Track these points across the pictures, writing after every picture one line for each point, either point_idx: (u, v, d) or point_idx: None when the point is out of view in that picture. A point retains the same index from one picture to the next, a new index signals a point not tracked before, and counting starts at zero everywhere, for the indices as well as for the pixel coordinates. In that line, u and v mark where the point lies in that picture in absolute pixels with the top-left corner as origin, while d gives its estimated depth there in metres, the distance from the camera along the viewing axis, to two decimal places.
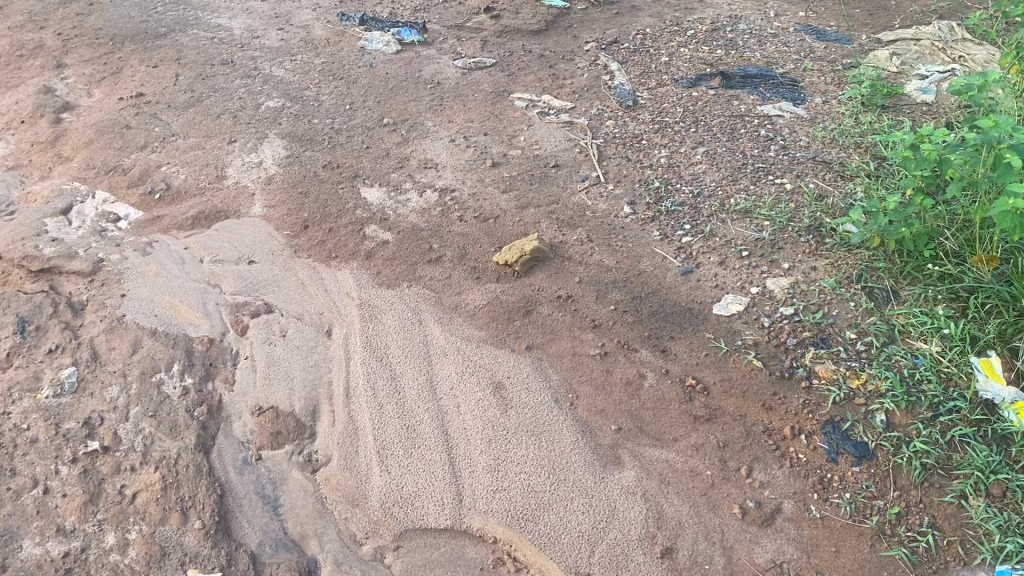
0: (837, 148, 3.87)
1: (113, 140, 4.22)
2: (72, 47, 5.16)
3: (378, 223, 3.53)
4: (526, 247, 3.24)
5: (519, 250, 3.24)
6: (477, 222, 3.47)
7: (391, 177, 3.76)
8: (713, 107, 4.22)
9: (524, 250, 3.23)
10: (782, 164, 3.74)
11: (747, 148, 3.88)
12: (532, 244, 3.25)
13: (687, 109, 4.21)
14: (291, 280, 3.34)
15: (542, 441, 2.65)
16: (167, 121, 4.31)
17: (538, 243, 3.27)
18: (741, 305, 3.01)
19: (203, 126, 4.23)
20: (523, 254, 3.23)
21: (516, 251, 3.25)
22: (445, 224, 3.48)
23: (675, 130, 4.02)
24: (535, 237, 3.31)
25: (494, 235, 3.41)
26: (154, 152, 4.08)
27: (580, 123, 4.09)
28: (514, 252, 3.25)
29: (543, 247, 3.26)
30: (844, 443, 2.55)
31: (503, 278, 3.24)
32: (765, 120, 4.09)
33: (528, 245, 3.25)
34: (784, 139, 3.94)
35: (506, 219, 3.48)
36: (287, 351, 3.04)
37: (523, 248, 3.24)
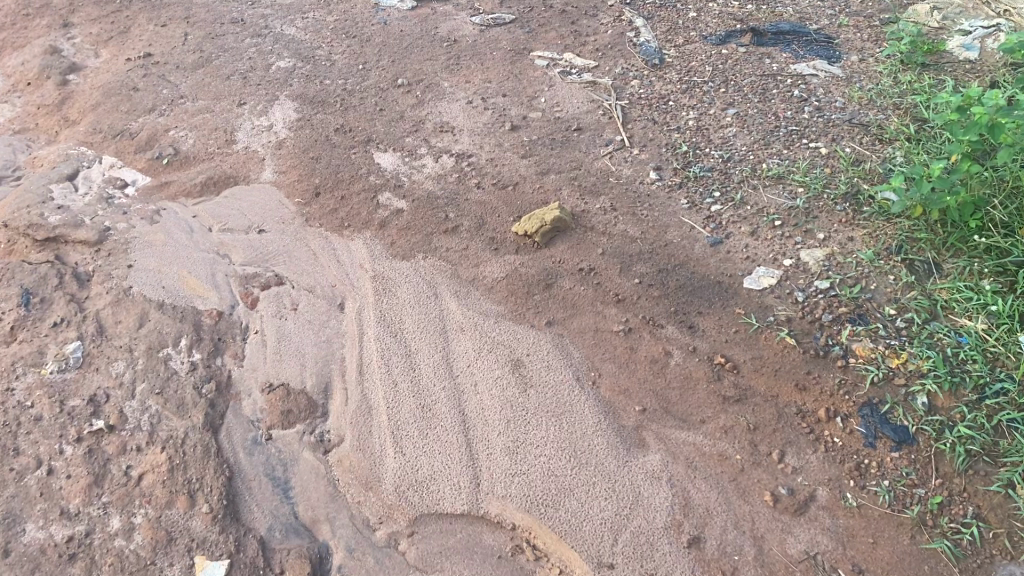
0: (875, 109, 3.68)
1: (119, 103, 4.09)
2: (79, 5, 5.01)
3: (393, 190, 3.39)
4: (546, 216, 3.09)
5: (539, 219, 3.09)
6: (496, 190, 3.33)
7: (405, 141, 3.61)
8: (744, 66, 4.01)
9: (544, 219, 3.08)
10: (816, 127, 3.56)
11: (780, 109, 3.68)
12: (552, 212, 3.10)
13: (716, 67, 4.00)
14: (303, 251, 3.23)
15: (563, 423, 2.53)
16: (175, 82, 4.16)
17: (559, 211, 3.11)
18: (773, 279, 2.85)
19: (212, 89, 4.08)
20: (543, 224, 3.08)
21: (536, 220, 3.10)
22: (462, 192, 3.34)
23: (703, 90, 3.82)
24: (556, 206, 3.15)
25: (514, 204, 3.26)
26: (162, 116, 3.94)
27: (603, 82, 3.90)
28: (534, 222, 3.10)
29: (564, 216, 3.11)
30: (882, 427, 2.41)
31: (523, 250, 3.11)
32: (798, 80, 3.89)
33: (548, 214, 3.09)
34: (818, 101, 3.74)
35: (525, 186, 3.33)
36: (298, 325, 2.93)
37: (543, 218, 3.09)
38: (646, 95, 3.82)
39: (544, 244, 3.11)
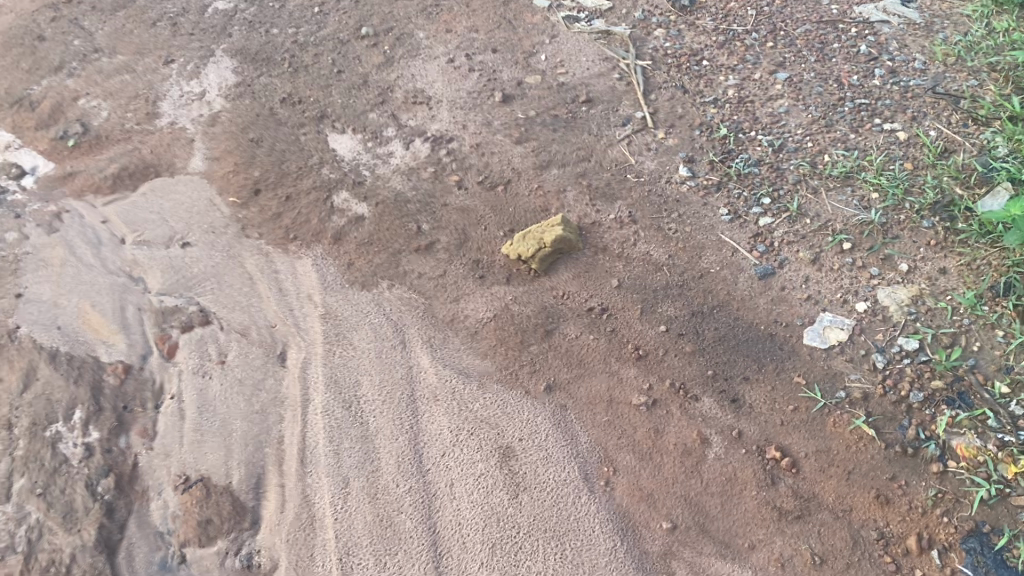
0: (965, 70, 2.91)
1: (18, 56, 3.28)
2: None
3: (351, 188, 2.67)
4: (546, 235, 2.40)
5: (536, 240, 2.40)
6: (482, 191, 2.61)
7: (368, 118, 2.85)
8: (795, 9, 3.20)
9: (543, 240, 2.39)
10: (891, 98, 2.80)
11: (843, 71, 2.90)
12: (555, 230, 2.40)
13: (761, 11, 3.19)
14: (237, 274, 2.54)
15: (566, 549, 1.91)
16: (88, 29, 3.36)
17: (563, 228, 2.41)
18: (843, 333, 2.18)
19: (132, 39, 3.28)
20: (542, 247, 2.39)
21: (532, 240, 2.40)
22: (439, 194, 2.62)
23: (746, 44, 3.02)
24: (560, 218, 2.45)
25: (504, 212, 2.56)
26: (70, 77, 3.17)
27: (619, 33, 3.10)
28: (531, 243, 2.41)
29: (570, 234, 2.42)
30: (997, 571, 1.79)
31: (516, 279, 2.42)
32: (864, 29, 3.08)
33: (548, 233, 2.40)
34: (891, 59, 2.95)
35: (520, 185, 2.62)
36: (226, 387, 2.28)
37: (542, 237, 2.40)
38: (672, 50, 3.03)
39: (543, 271, 2.42)
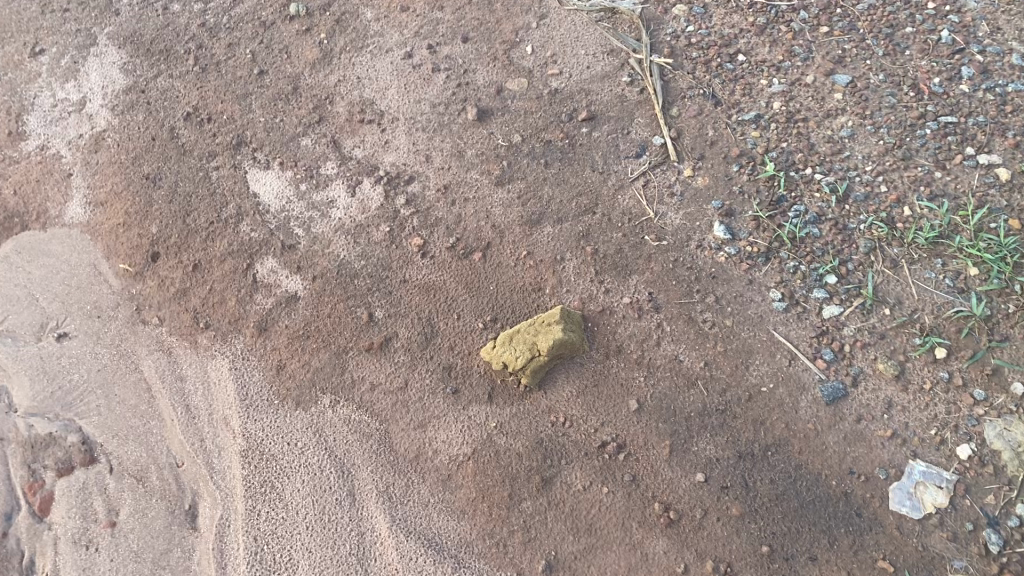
0: None
1: None
2: None
3: (279, 253, 2.02)
4: (543, 339, 1.77)
5: (529, 345, 1.77)
6: (453, 260, 1.96)
7: (302, 144, 2.17)
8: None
9: (538, 346, 1.76)
10: (988, 109, 2.11)
11: (921, 71, 2.20)
12: (555, 332, 1.77)
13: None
14: (131, 383, 1.92)
15: None
16: None
17: (566, 328, 1.79)
18: (942, 495, 1.62)
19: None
20: (537, 355, 1.77)
21: (524, 345, 1.78)
22: (395, 264, 1.97)
23: (793, 30, 2.31)
24: (561, 311, 1.82)
25: (482, 292, 1.92)
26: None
27: (625, 9, 2.38)
28: (521, 349, 1.78)
29: (574, 336, 1.79)
30: None
31: (500, 396, 1.81)
32: (944, 2, 2.32)
33: (546, 336, 1.78)
34: (981, 50, 2.21)
35: (503, 250, 1.97)
36: (119, 566, 1.72)
37: (536, 342, 1.77)
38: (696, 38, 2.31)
39: (535, 385, 1.81)
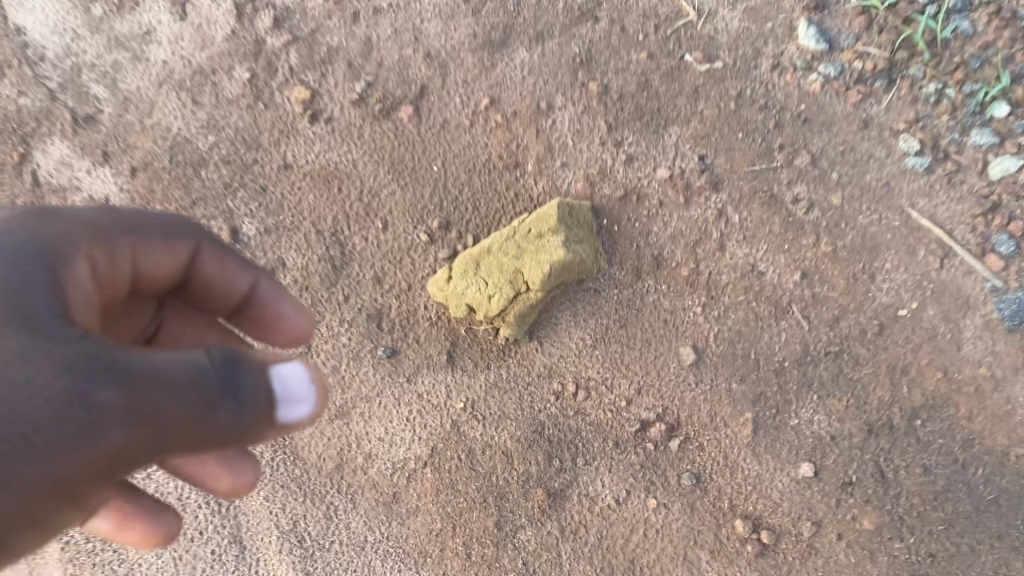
0: None
1: None
2: None
3: (71, 133, 1.16)
4: (529, 264, 1.04)
5: (507, 274, 1.05)
6: (360, 120, 1.13)
7: None
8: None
9: (522, 278, 1.04)
10: None
11: None
12: (548, 252, 1.03)
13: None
14: None
15: None
16: None
17: (569, 240, 1.05)
18: None
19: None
20: (522, 292, 1.05)
21: (498, 275, 1.05)
22: (268, 145, 1.15)
23: None
24: (561, 206, 1.06)
25: (420, 177, 1.13)
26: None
27: None
28: (494, 283, 1.05)
29: (583, 253, 1.05)
30: None
31: (468, 358, 1.11)
32: None
33: (533, 259, 1.04)
34: None
35: (446, 97, 1.12)
36: None
37: (518, 270, 1.05)
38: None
39: (524, 335, 1.10)
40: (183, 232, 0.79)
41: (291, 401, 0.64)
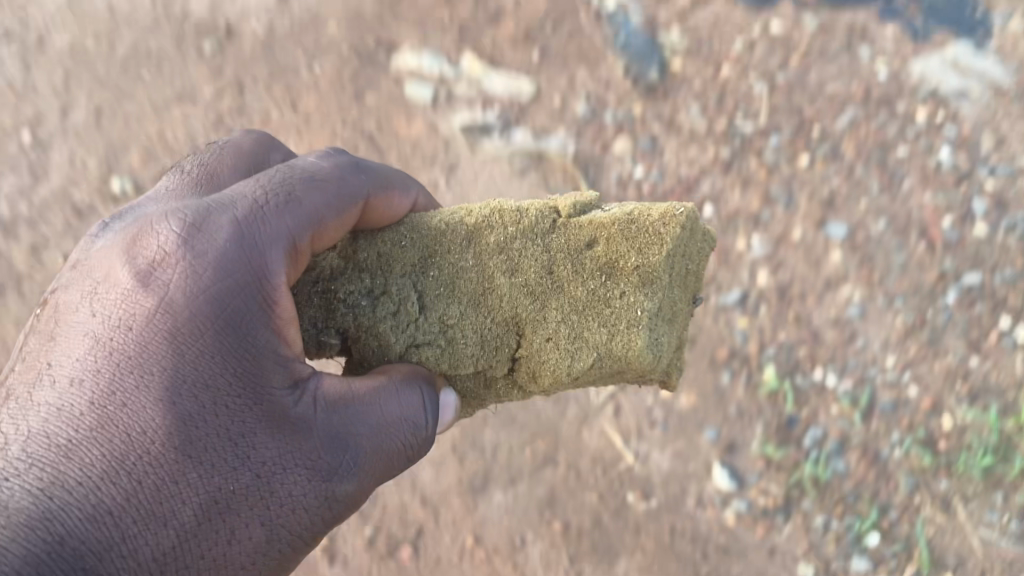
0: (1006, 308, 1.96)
1: None
2: None
3: None
4: (564, 343, 1.16)
5: (500, 333, 1.18)
6: (413, 222, 1.22)
7: (196, 167, 1.20)
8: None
9: (530, 340, 1.17)
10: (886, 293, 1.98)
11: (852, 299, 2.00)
12: (623, 320, 1.15)
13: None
14: None
15: None
16: None
17: (657, 327, 1.16)
18: None
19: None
20: (510, 354, 1.18)
21: (481, 332, 1.18)
22: (211, 160, 1.21)
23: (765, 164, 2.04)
24: (670, 227, 1.15)
25: (482, 258, 1.17)
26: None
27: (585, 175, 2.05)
28: (536, 355, 1.17)
29: (668, 339, 1.18)
30: None
31: (491, 393, 1.24)
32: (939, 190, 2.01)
33: (575, 319, 1.16)
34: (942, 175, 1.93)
35: (502, 201, 1.21)
36: None
37: (535, 326, 1.17)
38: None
39: (529, 382, 1.21)
40: (347, 208, 1.11)
41: (444, 410, 1.17)
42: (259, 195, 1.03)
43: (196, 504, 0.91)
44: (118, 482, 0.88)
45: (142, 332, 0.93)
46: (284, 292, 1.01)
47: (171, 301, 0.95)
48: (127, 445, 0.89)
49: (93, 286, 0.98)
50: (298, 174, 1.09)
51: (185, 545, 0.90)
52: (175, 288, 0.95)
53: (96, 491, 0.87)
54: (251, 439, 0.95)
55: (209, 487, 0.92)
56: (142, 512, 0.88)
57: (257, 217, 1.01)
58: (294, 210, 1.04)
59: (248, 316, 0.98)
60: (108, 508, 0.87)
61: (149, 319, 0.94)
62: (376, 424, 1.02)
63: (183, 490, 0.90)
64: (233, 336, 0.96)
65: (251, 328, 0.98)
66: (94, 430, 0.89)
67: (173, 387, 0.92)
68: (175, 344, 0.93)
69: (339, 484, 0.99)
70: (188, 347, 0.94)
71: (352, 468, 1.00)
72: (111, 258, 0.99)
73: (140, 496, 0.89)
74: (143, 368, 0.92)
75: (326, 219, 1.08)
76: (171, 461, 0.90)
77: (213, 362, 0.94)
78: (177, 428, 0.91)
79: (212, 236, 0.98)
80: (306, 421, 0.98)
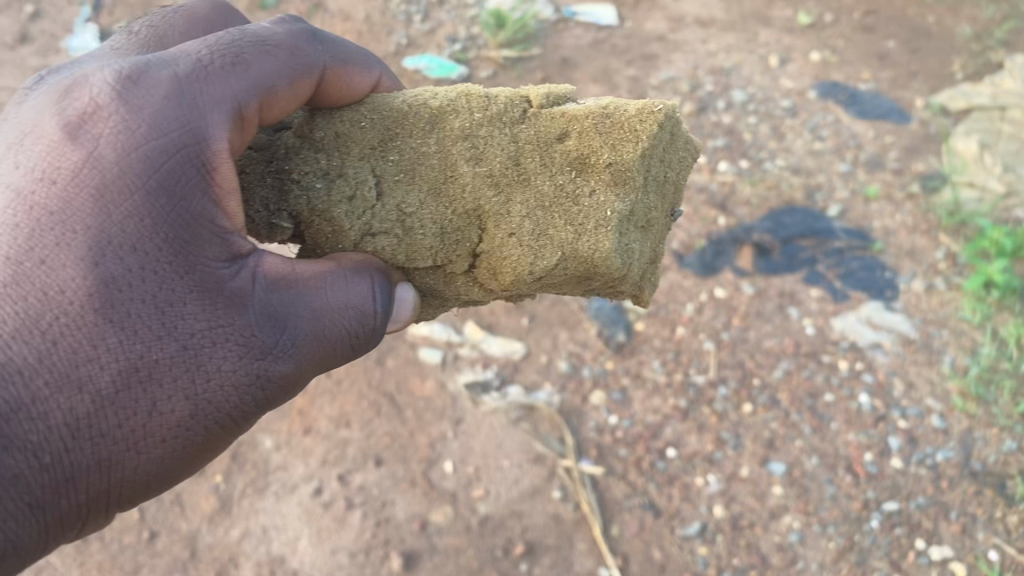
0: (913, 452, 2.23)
1: None
2: None
3: None
4: (527, 240, 1.09)
5: (461, 223, 1.11)
6: (375, 103, 1.13)
7: (144, 27, 1.12)
8: (856, 174, 3.05)
9: (493, 235, 1.11)
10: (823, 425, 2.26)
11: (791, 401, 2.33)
12: (591, 219, 1.09)
13: (800, 175, 3.05)
14: None
15: None
16: None
17: (624, 228, 1.10)
18: None
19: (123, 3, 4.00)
20: (472, 246, 1.13)
21: (440, 222, 1.11)
22: (160, 21, 1.13)
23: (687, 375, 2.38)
24: (647, 125, 1.10)
25: (446, 144, 1.10)
26: (33, 18, 3.94)
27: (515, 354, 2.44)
28: (500, 251, 1.11)
29: (639, 247, 1.13)
30: None
31: (453, 289, 1.18)
32: (854, 362, 2.43)
33: (541, 214, 1.10)
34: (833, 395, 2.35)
35: (474, 90, 1.14)
36: None
37: (499, 221, 1.10)
38: (726, 265, 2.70)
39: (490, 277, 1.15)
40: (306, 74, 1.04)
41: (401, 303, 1.11)
42: (205, 50, 0.97)
43: (115, 371, 0.87)
44: (30, 341, 0.84)
45: (65, 185, 0.88)
46: (225, 159, 0.94)
47: (98, 154, 0.89)
48: (42, 302, 0.84)
49: (17, 132, 0.92)
50: (248, 37, 1.00)
51: (101, 410, 0.86)
52: (105, 139, 0.90)
53: (5, 350, 0.82)
54: (180, 308, 0.90)
55: (132, 354, 0.88)
56: (55, 374, 0.84)
57: (201, 72, 0.95)
58: (240, 74, 0.97)
59: (184, 177, 0.92)
60: (18, 367, 0.83)
61: (73, 170, 0.88)
62: (319, 308, 0.98)
63: (100, 354, 0.86)
64: (165, 197, 0.91)
65: (186, 192, 0.92)
66: (6, 285, 0.84)
67: (98, 247, 0.87)
68: (99, 200, 0.88)
69: (273, 365, 0.95)
70: (114, 204, 0.88)
71: (289, 350, 0.96)
72: (39, 105, 0.93)
73: (54, 358, 0.84)
74: (65, 225, 0.87)
75: (278, 87, 1.01)
76: (90, 323, 0.86)
77: (143, 222, 0.89)
78: (99, 290, 0.86)
79: (149, 93, 0.92)
80: (244, 297, 0.94)
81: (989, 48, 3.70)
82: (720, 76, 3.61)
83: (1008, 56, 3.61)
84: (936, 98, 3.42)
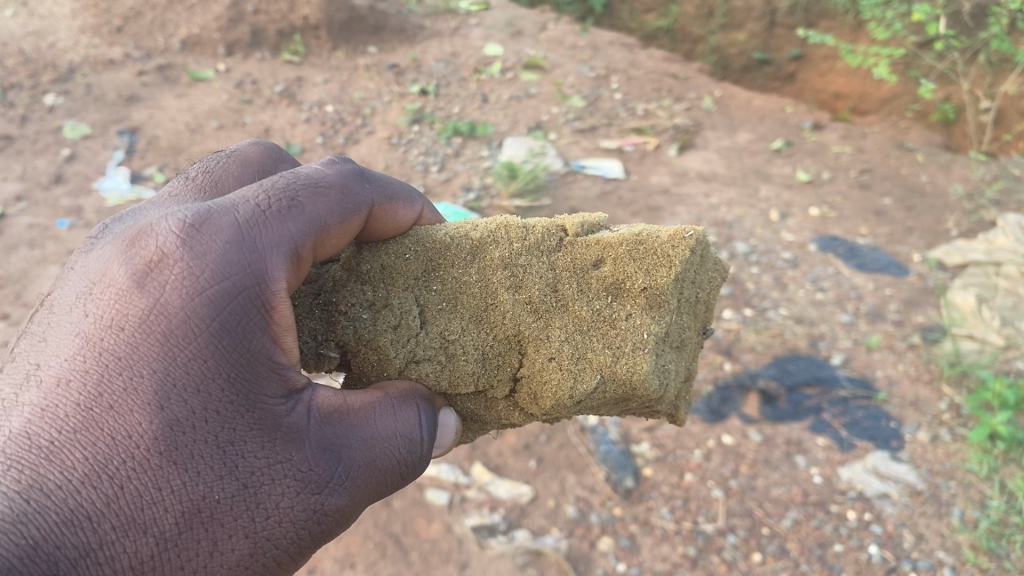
0: None
1: (40, 247, 3.66)
2: (167, 68, 4.96)
3: None
4: (567, 363, 1.23)
5: (502, 349, 1.27)
6: (417, 239, 1.28)
7: (196, 177, 1.24)
8: (857, 325, 3.16)
9: (534, 359, 1.25)
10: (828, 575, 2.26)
11: (796, 552, 2.32)
12: (628, 342, 1.24)
13: (803, 325, 3.16)
14: None
15: None
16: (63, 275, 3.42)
17: (661, 356, 1.27)
18: None
19: (155, 149, 4.26)
20: (513, 373, 1.28)
21: (482, 347, 1.26)
22: (215, 169, 1.26)
23: (694, 517, 2.41)
24: (679, 249, 1.25)
25: (488, 275, 1.26)
26: (68, 161, 4.18)
27: (525, 494, 2.47)
28: (543, 380, 1.25)
29: (673, 366, 1.29)
30: None
31: (495, 413, 1.32)
32: (863, 511, 2.42)
33: (579, 339, 1.25)
34: (835, 543, 2.34)
35: (506, 219, 1.30)
36: None
37: (539, 345, 1.25)
38: (732, 411, 2.77)
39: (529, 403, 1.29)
40: (355, 214, 1.17)
41: (443, 426, 1.24)
42: (262, 200, 1.08)
43: (179, 512, 0.92)
44: (99, 487, 0.88)
45: (134, 331, 0.95)
46: (282, 299, 1.05)
47: (170, 305, 0.97)
48: (112, 446, 0.90)
49: (88, 290, 1.00)
50: (302, 181, 1.14)
51: (173, 551, 0.91)
52: (174, 290, 0.98)
53: (75, 495, 0.86)
54: (240, 447, 0.98)
55: (197, 493, 0.93)
56: (121, 518, 0.88)
57: (260, 222, 1.06)
58: (296, 216, 1.09)
59: (243, 321, 1.01)
60: (87, 512, 0.86)
61: (143, 320, 0.96)
62: (368, 437, 1.08)
63: (168, 493, 0.91)
64: (227, 343, 0.99)
65: (246, 333, 1.01)
66: (77, 431, 0.89)
67: (164, 393, 0.94)
68: (172, 352, 0.96)
69: (328, 498, 1.02)
70: (186, 356, 0.96)
71: (342, 481, 1.04)
72: (108, 261, 1.01)
73: (121, 502, 0.88)
74: (136, 372, 0.94)
75: (330, 224, 1.13)
76: (155, 466, 0.91)
77: (207, 367, 0.97)
78: (166, 431, 0.93)
79: (211, 240, 1.02)
80: (300, 435, 1.02)
81: (981, 207, 3.89)
82: (722, 228, 3.78)
83: (999, 214, 3.78)
84: (932, 254, 3.58)
